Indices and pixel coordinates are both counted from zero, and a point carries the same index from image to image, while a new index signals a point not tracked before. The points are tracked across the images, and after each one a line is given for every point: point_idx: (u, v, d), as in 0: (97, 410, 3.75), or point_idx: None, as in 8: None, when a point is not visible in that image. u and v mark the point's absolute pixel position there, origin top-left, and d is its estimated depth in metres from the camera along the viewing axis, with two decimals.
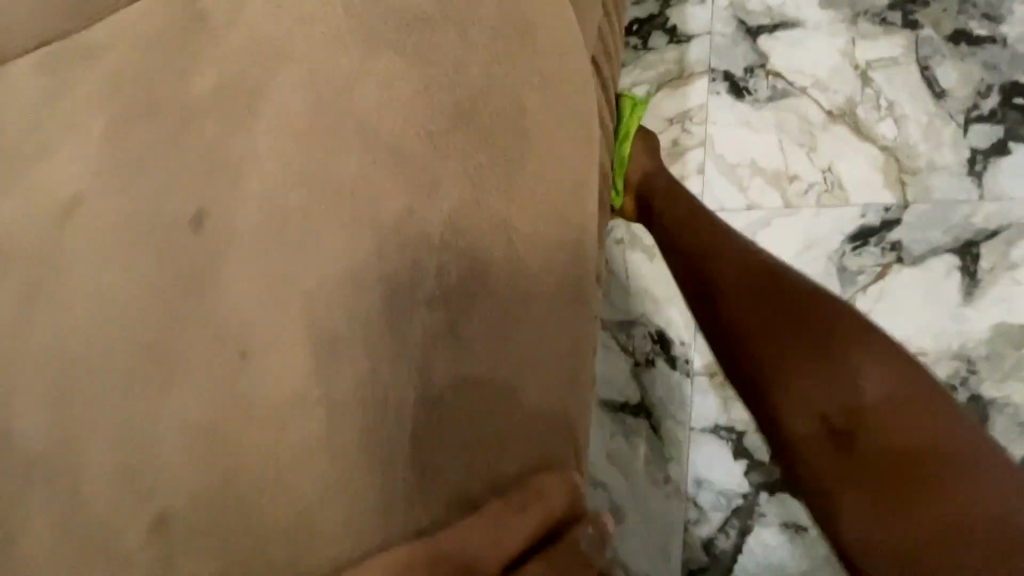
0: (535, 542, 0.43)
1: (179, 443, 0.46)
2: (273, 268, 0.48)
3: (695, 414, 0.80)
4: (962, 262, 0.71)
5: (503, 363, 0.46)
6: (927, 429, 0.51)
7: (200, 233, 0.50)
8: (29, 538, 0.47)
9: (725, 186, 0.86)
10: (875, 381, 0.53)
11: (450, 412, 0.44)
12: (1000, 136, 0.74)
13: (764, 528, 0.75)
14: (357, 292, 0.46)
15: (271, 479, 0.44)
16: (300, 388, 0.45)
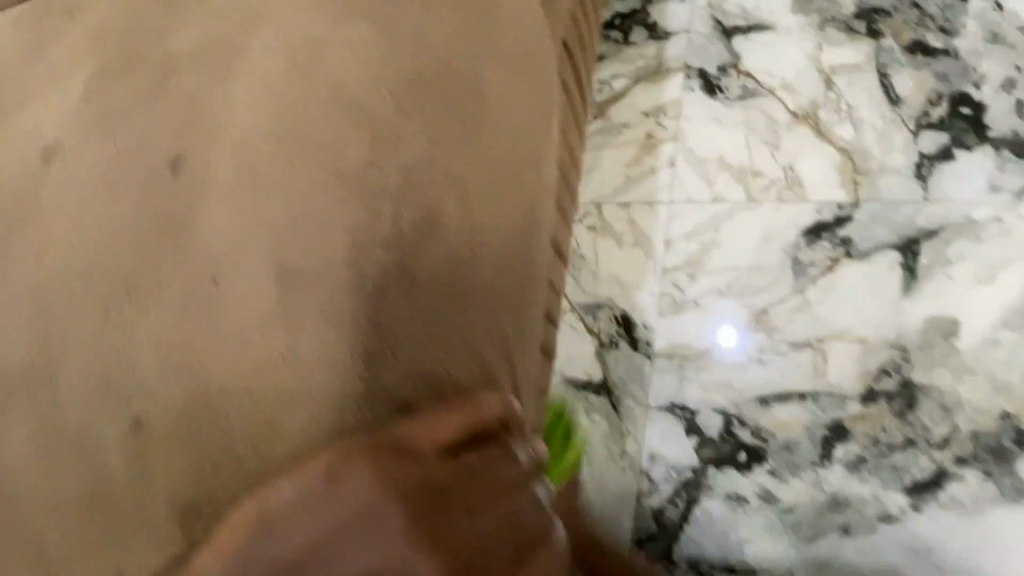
0: (465, 446, 0.42)
1: (133, 357, 0.46)
2: (230, 207, 0.47)
3: (654, 393, 0.85)
4: (903, 257, 0.76)
5: (442, 280, 0.46)
6: None
7: (165, 168, 0.50)
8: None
9: (693, 180, 0.91)
10: None
11: (385, 323, 0.45)
12: (947, 142, 0.78)
13: (711, 500, 0.78)
14: (311, 234, 0.46)
15: (209, 391, 0.44)
16: (244, 316, 0.45)
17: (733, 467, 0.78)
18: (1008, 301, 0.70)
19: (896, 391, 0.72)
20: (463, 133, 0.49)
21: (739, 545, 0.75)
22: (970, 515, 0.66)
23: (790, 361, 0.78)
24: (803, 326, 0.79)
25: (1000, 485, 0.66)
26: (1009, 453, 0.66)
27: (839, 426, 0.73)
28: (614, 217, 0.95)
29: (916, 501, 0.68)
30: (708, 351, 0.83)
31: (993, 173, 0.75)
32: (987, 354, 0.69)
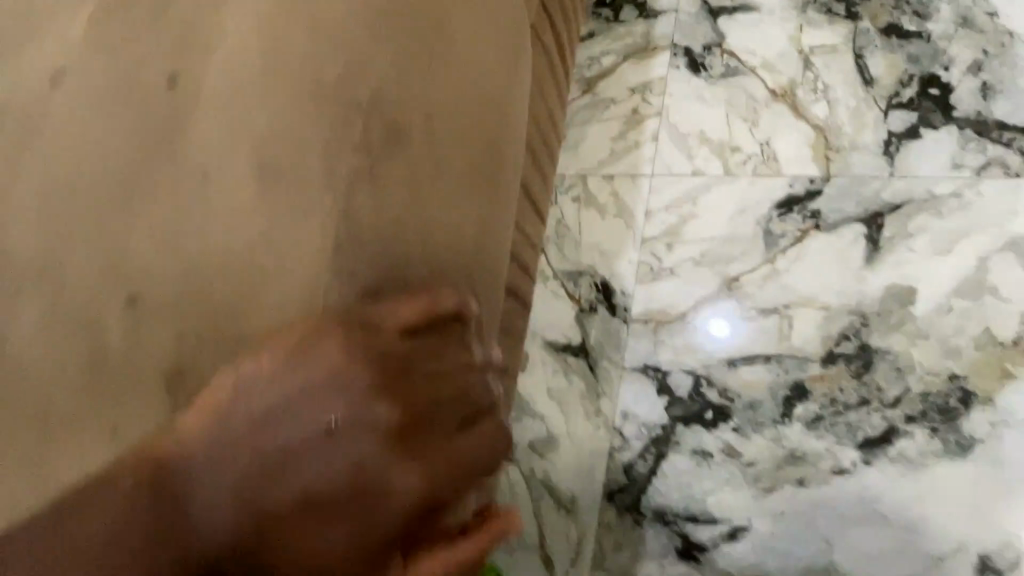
0: (419, 333, 0.43)
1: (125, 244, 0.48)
2: (210, 124, 0.49)
3: (629, 355, 0.89)
4: (868, 230, 0.80)
5: (403, 185, 0.47)
6: None
7: (147, 74, 0.51)
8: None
9: (675, 154, 0.94)
10: None
11: (351, 224, 0.46)
12: (915, 121, 0.81)
13: (678, 454, 0.82)
14: (288, 154, 0.47)
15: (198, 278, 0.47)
16: (228, 220, 0.47)
17: (700, 424, 0.82)
18: (961, 272, 0.74)
19: (854, 354, 0.76)
20: (438, 78, 0.49)
21: (702, 495, 0.79)
22: (916, 469, 0.70)
23: (757, 327, 0.82)
24: (772, 294, 0.83)
25: (944, 442, 0.70)
26: (955, 412, 0.70)
27: (801, 386, 0.78)
28: (598, 189, 0.98)
29: (867, 455, 0.73)
30: (681, 317, 0.87)
31: (955, 151, 0.78)
32: (939, 319, 0.73)
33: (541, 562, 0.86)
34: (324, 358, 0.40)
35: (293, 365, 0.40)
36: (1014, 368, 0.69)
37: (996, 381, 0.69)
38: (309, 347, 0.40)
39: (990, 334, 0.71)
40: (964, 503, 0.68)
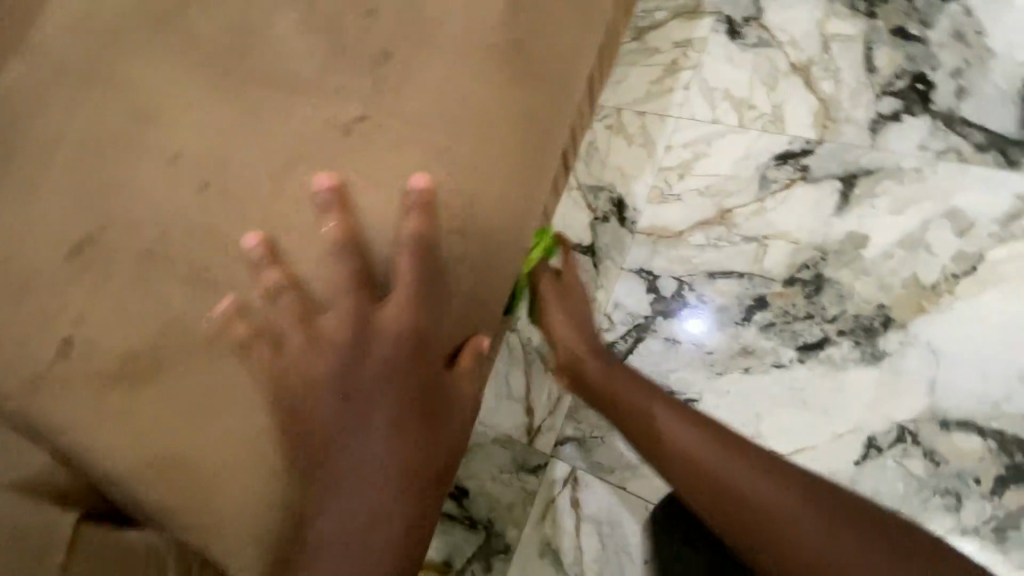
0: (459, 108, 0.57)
1: (203, 72, 0.55)
2: None
3: (629, 259, 1.06)
4: (843, 186, 0.97)
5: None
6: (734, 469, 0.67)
7: None
8: (77, 172, 0.54)
9: (701, 103, 1.10)
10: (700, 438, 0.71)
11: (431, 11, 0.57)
12: (899, 108, 0.98)
13: (654, 339, 1.00)
14: None
15: (278, 58, 0.56)
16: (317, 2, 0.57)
17: (675, 318, 1.00)
18: (906, 228, 0.92)
19: (809, 280, 0.94)
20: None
21: (667, 370, 0.97)
22: (836, 368, 0.89)
23: (738, 249, 1.00)
24: (756, 226, 1.00)
25: (863, 352, 0.89)
26: (876, 331, 0.89)
27: (762, 299, 0.96)
28: (629, 121, 1.13)
29: (802, 355, 0.91)
30: (677, 234, 1.04)
31: (925, 136, 0.96)
32: (881, 261, 0.91)
33: (524, 410, 1.03)
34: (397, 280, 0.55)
35: (392, 93, 0.56)
36: (928, 305, 0.88)
37: (911, 313, 0.88)
38: (389, 219, 0.54)
39: (916, 278, 0.89)
40: (866, 397, 0.87)
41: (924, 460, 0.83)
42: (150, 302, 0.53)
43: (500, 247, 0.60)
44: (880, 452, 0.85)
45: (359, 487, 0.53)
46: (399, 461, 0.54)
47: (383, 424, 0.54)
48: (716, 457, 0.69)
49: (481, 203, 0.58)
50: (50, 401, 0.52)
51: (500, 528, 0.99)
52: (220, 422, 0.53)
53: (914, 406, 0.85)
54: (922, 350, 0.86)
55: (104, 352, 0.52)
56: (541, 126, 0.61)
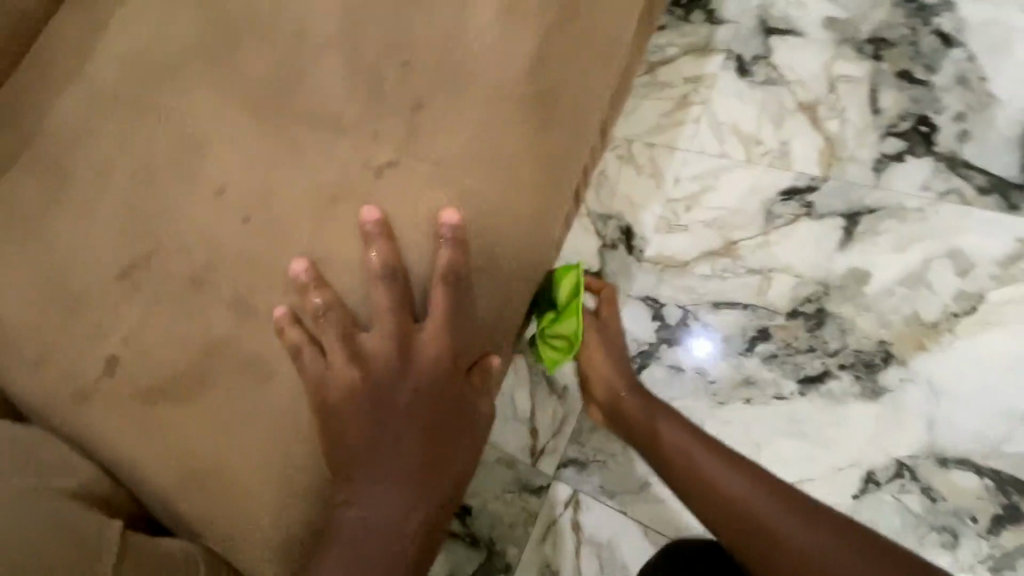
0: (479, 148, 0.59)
1: (240, 112, 0.60)
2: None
3: (636, 286, 1.09)
4: (846, 223, 1.00)
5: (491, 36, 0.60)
6: (774, 516, 0.70)
7: None
8: (124, 203, 0.58)
9: (709, 137, 1.13)
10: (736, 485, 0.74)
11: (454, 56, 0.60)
12: (903, 149, 1.01)
13: (658, 366, 1.02)
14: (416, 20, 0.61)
15: (309, 98, 0.60)
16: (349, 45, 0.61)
17: (679, 345, 1.02)
18: (907, 267, 0.94)
19: (812, 314, 0.96)
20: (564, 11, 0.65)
21: (671, 397, 0.99)
22: (837, 401, 0.91)
23: (742, 280, 1.02)
24: (760, 258, 1.03)
25: (863, 387, 0.90)
26: (877, 367, 0.91)
27: (765, 330, 0.98)
28: (639, 152, 1.16)
29: (803, 388, 0.93)
30: (684, 264, 1.07)
31: (928, 177, 0.98)
32: (883, 298, 0.94)
33: (528, 432, 1.05)
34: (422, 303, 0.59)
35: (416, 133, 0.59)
36: (928, 343, 0.89)
37: (911, 350, 0.90)
38: (410, 251, 0.57)
39: (917, 315, 0.91)
40: (865, 432, 0.88)
41: (922, 496, 0.84)
42: (185, 321, 0.57)
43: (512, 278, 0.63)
44: (878, 486, 0.86)
45: (379, 504, 0.54)
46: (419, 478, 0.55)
47: (405, 441, 0.55)
48: (755, 503, 0.72)
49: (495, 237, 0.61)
50: (95, 415, 0.56)
51: (501, 546, 1.01)
52: (251, 437, 0.55)
53: (913, 443, 0.86)
54: (922, 387, 0.88)
55: (143, 370, 0.56)
56: (556, 166, 0.63)
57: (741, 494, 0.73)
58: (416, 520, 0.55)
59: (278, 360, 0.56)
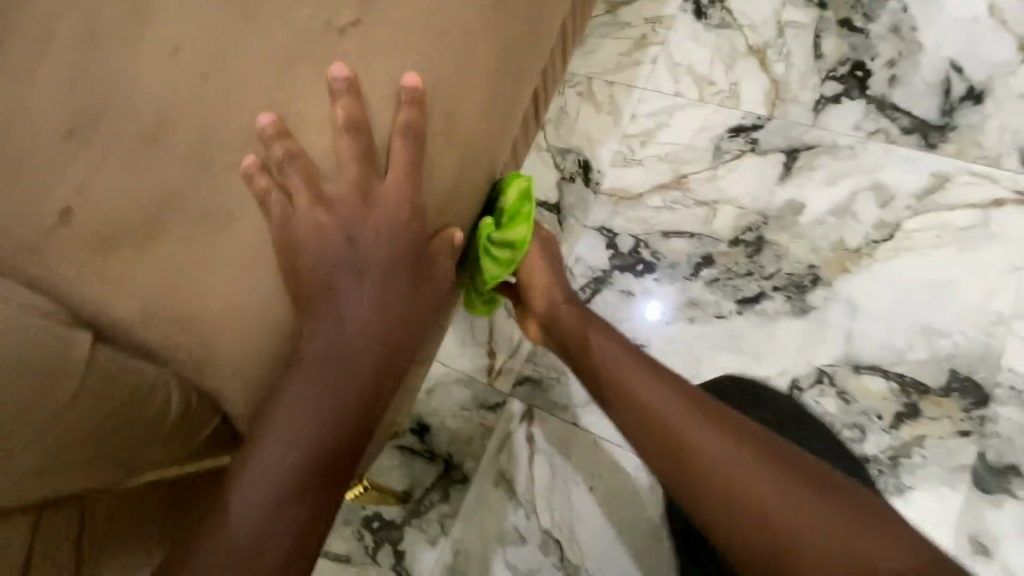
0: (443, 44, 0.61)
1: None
2: None
3: (591, 217, 1.13)
4: (786, 159, 1.07)
5: None
6: (753, 481, 0.65)
7: None
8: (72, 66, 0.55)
9: (664, 77, 1.17)
10: (711, 449, 0.68)
11: None
12: (840, 91, 1.08)
13: (611, 291, 1.08)
14: None
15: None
16: None
17: (630, 271, 1.08)
18: (838, 198, 1.02)
19: (751, 241, 1.04)
20: None
21: (621, 319, 1.05)
22: (770, 319, 0.99)
23: (690, 211, 1.08)
24: (708, 191, 1.09)
25: (793, 305, 0.99)
26: (806, 288, 0.99)
27: (709, 257, 1.05)
28: (599, 89, 1.19)
29: (741, 307, 1.01)
30: (637, 196, 1.12)
31: (860, 118, 1.06)
32: (815, 227, 1.02)
33: (486, 352, 1.09)
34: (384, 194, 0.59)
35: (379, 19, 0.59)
36: (851, 266, 0.98)
37: (836, 273, 0.99)
38: (377, 137, 0.59)
39: (842, 242, 1.00)
40: (793, 344, 0.98)
41: (837, 399, 0.94)
42: (143, 175, 0.55)
43: (472, 173, 0.66)
44: (801, 392, 0.95)
45: (326, 353, 0.57)
46: (364, 326, 0.58)
47: (348, 292, 0.58)
48: (729, 467, 0.66)
49: (457, 129, 0.62)
50: (52, 261, 0.53)
51: (458, 460, 1.06)
52: (207, 297, 0.55)
53: (833, 354, 0.96)
54: (843, 305, 0.97)
55: (100, 212, 0.54)
56: (512, 69, 0.66)
57: (717, 457, 0.67)
58: (359, 368, 0.58)
59: (242, 233, 0.56)
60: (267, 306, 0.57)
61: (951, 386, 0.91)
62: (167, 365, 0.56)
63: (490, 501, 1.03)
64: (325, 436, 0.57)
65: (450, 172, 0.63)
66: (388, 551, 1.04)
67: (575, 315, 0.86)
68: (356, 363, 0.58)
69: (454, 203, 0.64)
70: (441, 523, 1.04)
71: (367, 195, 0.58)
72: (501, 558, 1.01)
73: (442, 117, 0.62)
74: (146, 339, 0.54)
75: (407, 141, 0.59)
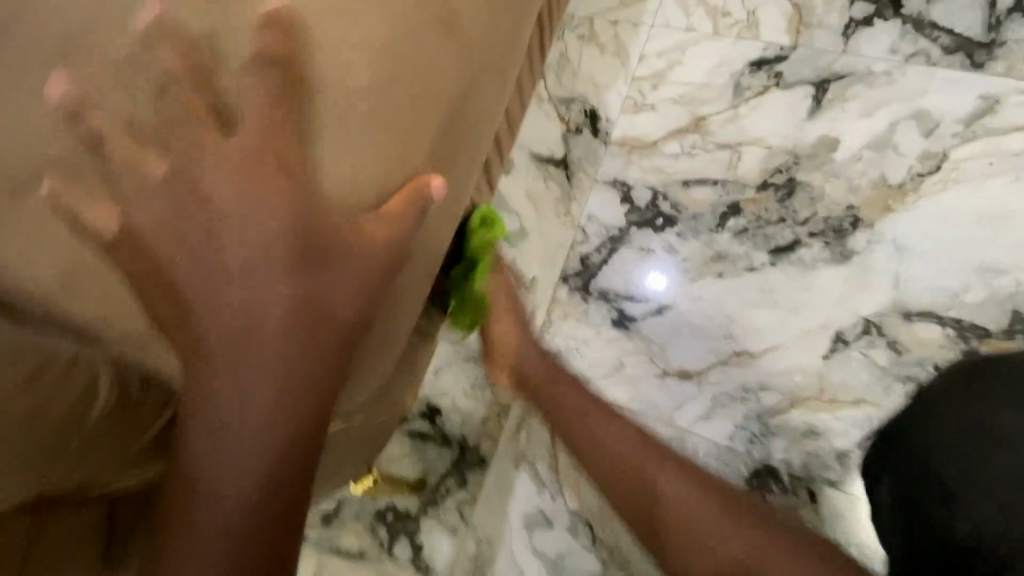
0: None
1: None
2: None
3: (602, 169, 1.02)
4: (815, 92, 0.96)
5: None
6: (697, 517, 0.62)
7: None
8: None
9: (674, 11, 1.03)
10: (660, 475, 0.67)
11: None
12: (872, 12, 0.96)
13: (629, 249, 0.98)
14: None
15: None
16: None
17: (650, 227, 0.98)
18: (875, 131, 0.92)
19: (782, 184, 0.94)
20: None
21: (643, 278, 0.96)
22: (807, 268, 0.91)
23: (711, 156, 0.98)
24: (729, 132, 0.98)
25: (832, 251, 0.90)
26: (845, 231, 0.90)
27: (735, 205, 0.95)
28: (601, 30, 1.05)
29: (774, 258, 0.92)
30: (651, 143, 1.01)
31: (895, 40, 0.94)
32: (850, 164, 0.92)
33: None
34: (366, 127, 0.45)
35: None
36: (895, 205, 0.89)
37: (878, 213, 0.90)
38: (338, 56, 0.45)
39: (883, 178, 0.91)
40: (834, 293, 0.89)
41: (887, 350, 0.87)
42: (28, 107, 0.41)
43: (466, 107, 0.51)
44: (846, 344, 0.88)
45: (239, 339, 0.43)
46: (290, 299, 0.44)
47: (260, 257, 0.43)
48: (678, 497, 0.64)
49: (447, 48, 0.49)
50: None
51: (474, 442, 0.98)
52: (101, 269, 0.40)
53: (880, 301, 0.88)
54: (888, 247, 0.89)
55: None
56: None
57: (665, 483, 0.66)
58: (285, 356, 0.44)
59: (172, 183, 0.41)
60: (155, 275, 0.41)
61: (1015, 328, 0.83)
62: (96, 348, 0.41)
63: (509, 483, 0.95)
64: (253, 443, 0.44)
65: (449, 96, 0.49)
66: (405, 544, 0.97)
67: (609, 431, 0.72)
68: (280, 348, 0.44)
69: (456, 140, 0.51)
70: (460, 511, 0.96)
71: (324, 120, 0.44)
72: (527, 545, 0.93)
73: (426, 35, 0.47)
74: (70, 313, 0.40)
75: (377, 57, 0.45)
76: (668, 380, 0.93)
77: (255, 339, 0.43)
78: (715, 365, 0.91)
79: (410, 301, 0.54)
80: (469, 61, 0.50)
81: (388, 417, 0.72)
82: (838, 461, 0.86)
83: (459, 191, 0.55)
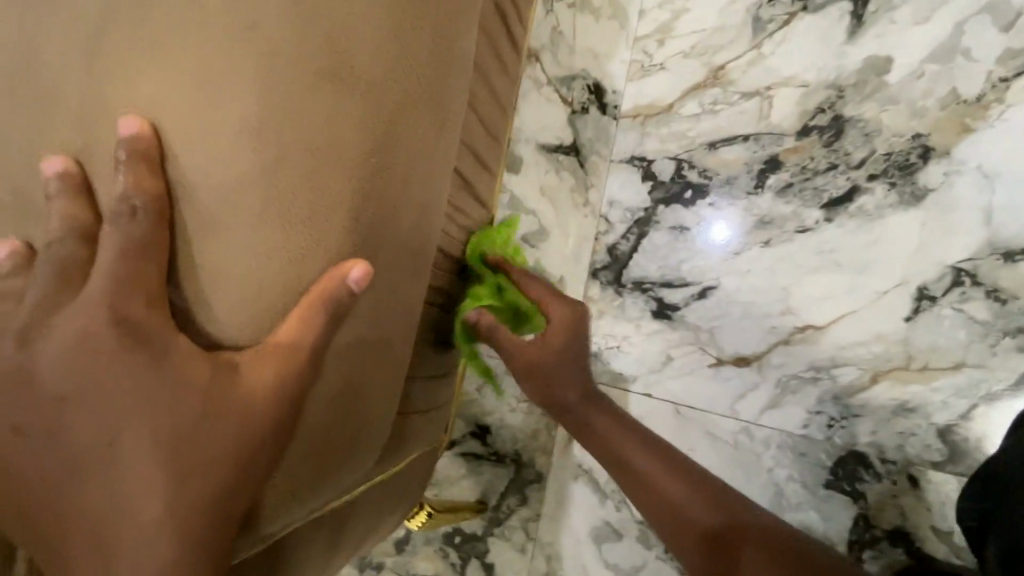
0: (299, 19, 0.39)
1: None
2: None
3: (617, 148, 0.91)
4: (854, 8, 0.79)
5: None
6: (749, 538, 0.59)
7: None
8: None
9: None
10: (702, 507, 0.61)
11: None
12: None
13: (658, 232, 0.88)
14: None
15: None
16: None
17: (679, 202, 0.87)
18: (936, 38, 0.76)
19: (827, 125, 0.81)
20: None
21: (681, 260, 0.87)
22: (871, 220, 0.78)
23: (738, 109, 0.85)
24: (756, 77, 0.84)
25: (900, 194, 0.77)
26: (913, 167, 0.76)
27: (774, 159, 0.83)
28: None
29: (829, 213, 0.80)
30: (667, 108, 0.89)
31: None
32: (908, 86, 0.77)
33: None
34: (258, 245, 0.41)
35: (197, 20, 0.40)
36: (974, 122, 0.74)
37: (954, 137, 0.75)
38: (222, 177, 0.40)
39: (955, 94, 0.75)
40: (907, 244, 0.77)
41: (987, 301, 0.74)
42: None
43: (386, 183, 0.43)
44: (934, 301, 0.75)
45: (107, 512, 0.37)
46: (156, 462, 0.37)
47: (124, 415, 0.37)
48: (725, 521, 0.60)
49: (338, 126, 0.41)
50: None
51: (528, 457, 0.94)
52: None
53: (968, 244, 0.74)
54: (972, 177, 0.74)
55: None
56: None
57: (707, 509, 0.61)
58: (157, 522, 0.37)
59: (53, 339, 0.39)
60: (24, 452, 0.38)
61: None
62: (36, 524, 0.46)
63: (569, 496, 0.92)
64: None
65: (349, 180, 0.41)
66: (476, 565, 0.96)
67: (671, 477, 0.64)
68: (152, 514, 0.37)
69: (387, 220, 0.44)
70: (525, 528, 0.94)
71: (216, 251, 0.41)
72: (597, 557, 0.90)
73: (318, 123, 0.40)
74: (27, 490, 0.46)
75: (260, 166, 0.40)
76: (724, 368, 0.84)
77: (124, 510, 0.37)
78: (775, 347, 0.81)
79: (351, 422, 0.46)
80: (372, 121, 0.41)
81: (420, 466, 0.69)
82: (939, 438, 0.76)
83: (417, 261, 0.48)
